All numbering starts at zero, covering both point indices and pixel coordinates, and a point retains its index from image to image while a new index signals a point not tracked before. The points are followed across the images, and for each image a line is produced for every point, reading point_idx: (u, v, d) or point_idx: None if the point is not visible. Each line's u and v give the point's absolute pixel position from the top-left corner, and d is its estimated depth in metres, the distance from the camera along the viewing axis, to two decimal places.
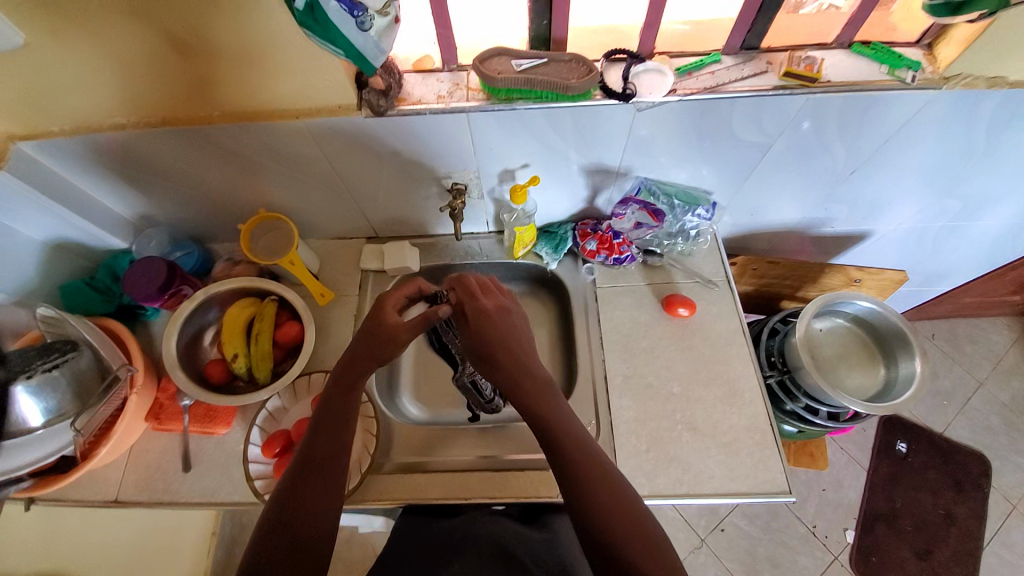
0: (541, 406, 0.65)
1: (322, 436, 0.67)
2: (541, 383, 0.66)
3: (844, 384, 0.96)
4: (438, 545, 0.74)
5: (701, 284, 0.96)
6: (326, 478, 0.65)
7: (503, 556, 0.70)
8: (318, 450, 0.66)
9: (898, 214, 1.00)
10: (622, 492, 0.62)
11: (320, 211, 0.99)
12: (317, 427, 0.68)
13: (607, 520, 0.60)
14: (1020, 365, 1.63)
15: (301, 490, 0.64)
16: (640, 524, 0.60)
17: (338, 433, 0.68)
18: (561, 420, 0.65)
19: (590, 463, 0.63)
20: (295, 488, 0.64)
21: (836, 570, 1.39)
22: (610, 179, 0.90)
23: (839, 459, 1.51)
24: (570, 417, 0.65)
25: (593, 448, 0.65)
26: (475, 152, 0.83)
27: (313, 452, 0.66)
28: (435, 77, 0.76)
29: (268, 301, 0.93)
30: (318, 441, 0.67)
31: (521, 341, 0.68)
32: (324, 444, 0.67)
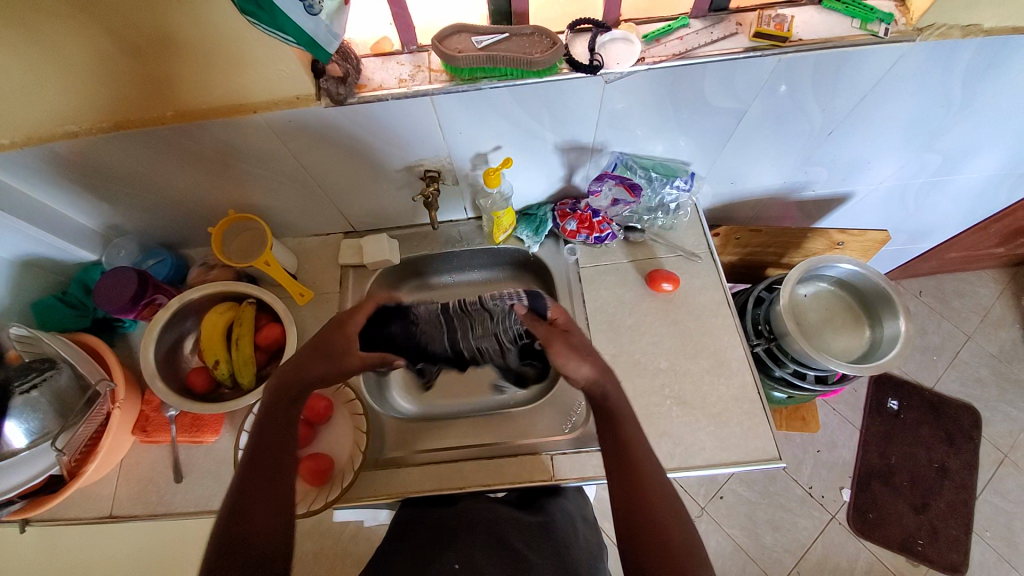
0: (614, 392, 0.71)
1: (270, 445, 0.67)
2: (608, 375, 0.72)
3: (831, 347, 0.96)
4: (436, 532, 0.74)
5: (684, 258, 0.95)
6: (274, 489, 0.65)
7: (498, 542, 0.71)
8: (267, 461, 0.66)
9: (879, 172, 0.98)
10: (655, 478, 0.65)
11: (292, 208, 0.97)
12: (263, 437, 0.68)
13: (639, 498, 0.63)
14: (1007, 316, 1.65)
15: (249, 493, 0.63)
16: (665, 510, 0.63)
17: (286, 442, 0.68)
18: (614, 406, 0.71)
19: (634, 444, 0.68)
20: (242, 500, 0.63)
21: (834, 528, 1.42)
22: (585, 156, 0.88)
23: (832, 420, 1.54)
24: (610, 399, 0.71)
25: (638, 436, 0.69)
26: (444, 136, 0.80)
27: (261, 462, 0.66)
28: (395, 60, 0.73)
29: (246, 304, 0.91)
30: (263, 452, 0.67)
31: (568, 346, 0.71)
32: (272, 454, 0.67)
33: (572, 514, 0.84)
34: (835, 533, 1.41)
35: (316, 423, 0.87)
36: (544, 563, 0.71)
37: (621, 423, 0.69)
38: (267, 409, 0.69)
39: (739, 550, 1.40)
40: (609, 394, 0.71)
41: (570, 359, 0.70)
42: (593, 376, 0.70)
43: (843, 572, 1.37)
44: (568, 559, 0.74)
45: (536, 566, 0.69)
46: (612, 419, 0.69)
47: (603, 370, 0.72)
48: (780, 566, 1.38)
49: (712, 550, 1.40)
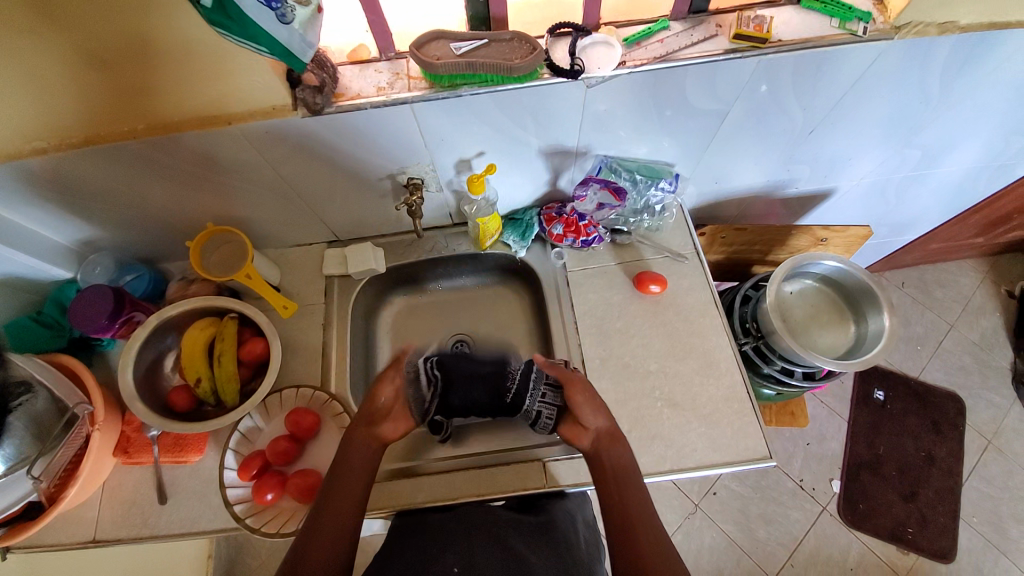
0: (609, 446, 0.74)
1: (340, 479, 0.71)
2: (610, 434, 0.75)
3: (817, 344, 0.97)
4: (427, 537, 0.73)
5: (671, 259, 0.95)
6: (336, 521, 0.67)
7: (499, 543, 0.71)
8: (335, 496, 0.69)
9: (860, 168, 0.99)
10: (649, 525, 0.68)
11: (274, 219, 0.94)
12: (332, 474, 0.71)
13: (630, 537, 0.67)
14: (987, 305, 1.68)
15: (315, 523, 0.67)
16: (654, 551, 0.65)
17: (355, 477, 0.71)
18: (608, 454, 0.74)
19: (628, 487, 0.71)
20: (316, 516, 0.67)
21: (826, 519, 1.43)
22: (569, 160, 0.87)
23: (820, 412, 1.56)
24: (620, 449, 0.74)
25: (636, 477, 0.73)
26: (426, 144, 0.79)
27: (331, 496, 0.69)
28: (373, 68, 0.72)
29: (228, 319, 0.88)
30: (331, 486, 0.70)
31: (590, 399, 0.77)
32: (341, 489, 0.70)
33: (573, 514, 0.83)
34: (827, 524, 1.43)
35: (303, 439, 0.85)
36: (545, 565, 0.70)
37: (618, 478, 0.72)
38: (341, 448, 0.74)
39: (733, 545, 1.41)
40: (618, 444, 0.75)
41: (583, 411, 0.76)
42: (605, 432, 0.75)
43: (835, 563, 1.39)
44: (568, 559, 0.73)
45: (533, 565, 0.69)
46: (613, 467, 0.72)
47: (614, 429, 0.76)
48: (774, 559, 1.39)
49: (706, 546, 1.41)
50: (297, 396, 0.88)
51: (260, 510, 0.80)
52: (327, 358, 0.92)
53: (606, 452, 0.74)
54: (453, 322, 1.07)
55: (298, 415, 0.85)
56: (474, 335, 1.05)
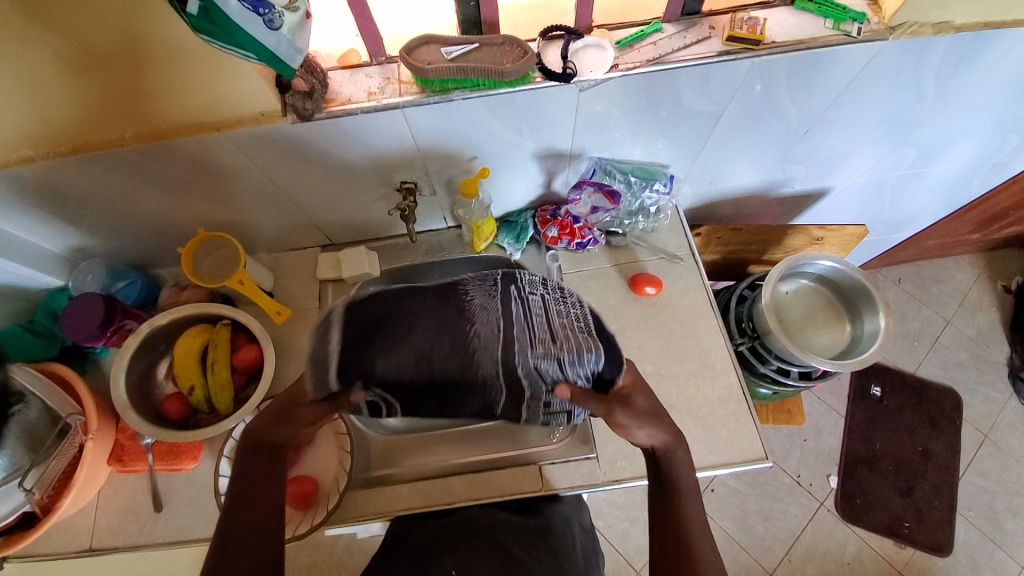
0: (674, 456, 0.70)
1: (250, 493, 0.64)
2: (673, 436, 0.71)
3: (812, 344, 0.97)
4: (428, 539, 0.73)
5: (666, 260, 0.94)
6: (259, 524, 0.62)
7: (497, 549, 0.71)
8: (249, 501, 0.63)
9: (855, 167, 0.99)
10: (704, 542, 0.64)
11: (267, 224, 0.94)
12: (240, 490, 0.64)
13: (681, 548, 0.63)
14: (983, 300, 1.69)
15: (231, 540, 0.61)
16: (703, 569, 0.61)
17: (270, 484, 0.66)
18: (671, 459, 0.70)
19: (684, 498, 0.67)
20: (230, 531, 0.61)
21: (823, 515, 1.44)
22: (564, 162, 0.87)
23: (817, 409, 1.56)
24: (680, 458, 0.70)
25: (689, 482, 0.69)
26: (418, 148, 0.78)
27: (242, 515, 0.62)
28: (364, 73, 0.71)
29: (221, 327, 0.88)
30: (242, 496, 0.64)
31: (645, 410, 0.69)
32: (252, 505, 0.63)
33: (571, 521, 0.83)
34: (825, 519, 1.44)
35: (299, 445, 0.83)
36: (542, 569, 0.70)
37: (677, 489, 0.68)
38: (243, 461, 0.66)
39: (731, 541, 1.41)
40: (676, 456, 0.70)
41: (637, 427, 0.68)
42: (665, 438, 0.70)
43: (833, 559, 1.40)
44: (565, 564, 0.74)
45: (528, 567, 0.70)
46: (671, 479, 0.69)
47: (675, 437, 0.70)
48: (772, 554, 1.40)
49: None
50: None
51: None
52: None
53: (667, 463, 0.70)
54: None
55: None
56: None
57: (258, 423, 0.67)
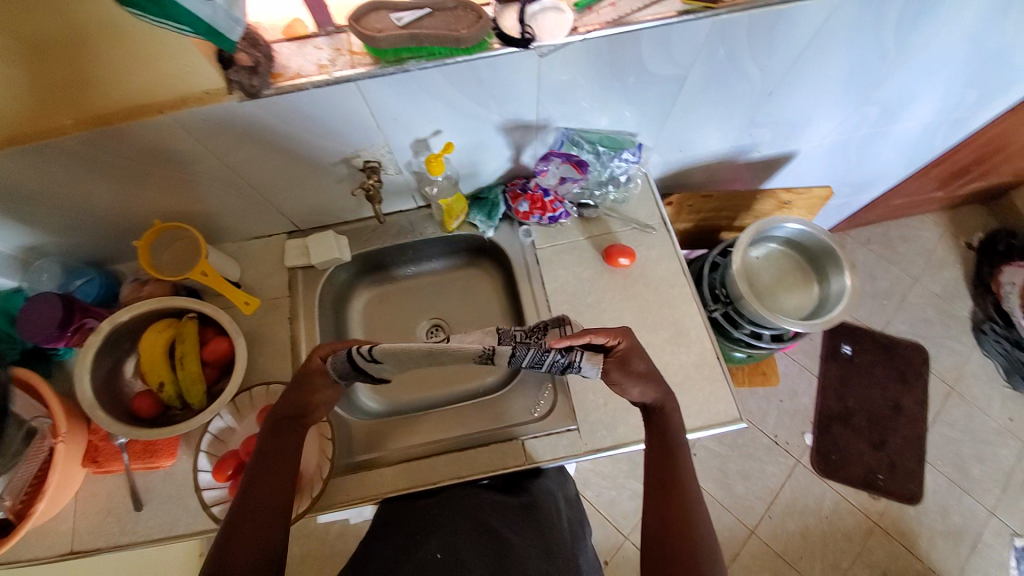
0: (670, 420, 0.71)
1: (264, 471, 0.65)
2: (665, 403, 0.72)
3: (782, 306, 0.99)
4: (416, 522, 0.74)
5: (639, 230, 0.94)
6: (267, 501, 0.63)
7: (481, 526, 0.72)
8: (262, 481, 0.65)
9: (821, 128, 1.00)
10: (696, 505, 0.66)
11: (227, 211, 0.90)
12: (257, 467, 0.66)
13: (673, 508, 0.66)
14: (949, 257, 1.74)
15: (242, 516, 0.62)
16: (692, 532, 0.64)
17: (282, 467, 0.67)
18: (667, 422, 0.71)
19: (678, 462, 0.69)
20: (241, 508, 0.62)
21: (800, 472, 1.50)
22: (531, 134, 0.85)
23: (791, 370, 1.61)
24: (672, 414, 0.72)
25: (684, 449, 0.71)
26: (378, 124, 0.75)
27: (253, 488, 0.64)
28: (312, 44, 0.67)
29: (186, 320, 0.85)
30: (255, 475, 0.65)
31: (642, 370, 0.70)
32: (264, 483, 0.64)
33: (555, 493, 0.84)
34: (802, 475, 1.50)
35: None
36: (525, 544, 0.71)
37: (670, 451, 0.70)
38: (265, 439, 0.68)
39: (714, 502, 1.47)
40: (671, 417, 0.72)
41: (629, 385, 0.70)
42: (656, 402, 0.71)
43: (810, 512, 1.46)
44: (550, 540, 0.74)
45: (514, 545, 0.70)
46: (664, 440, 0.71)
47: (663, 401, 0.72)
48: (753, 512, 1.46)
49: None
50: (268, 393, 0.85)
51: None
52: (297, 352, 0.89)
53: (663, 427, 0.71)
54: (425, 308, 1.05)
55: None
56: (449, 319, 1.04)
57: (279, 402, 0.69)
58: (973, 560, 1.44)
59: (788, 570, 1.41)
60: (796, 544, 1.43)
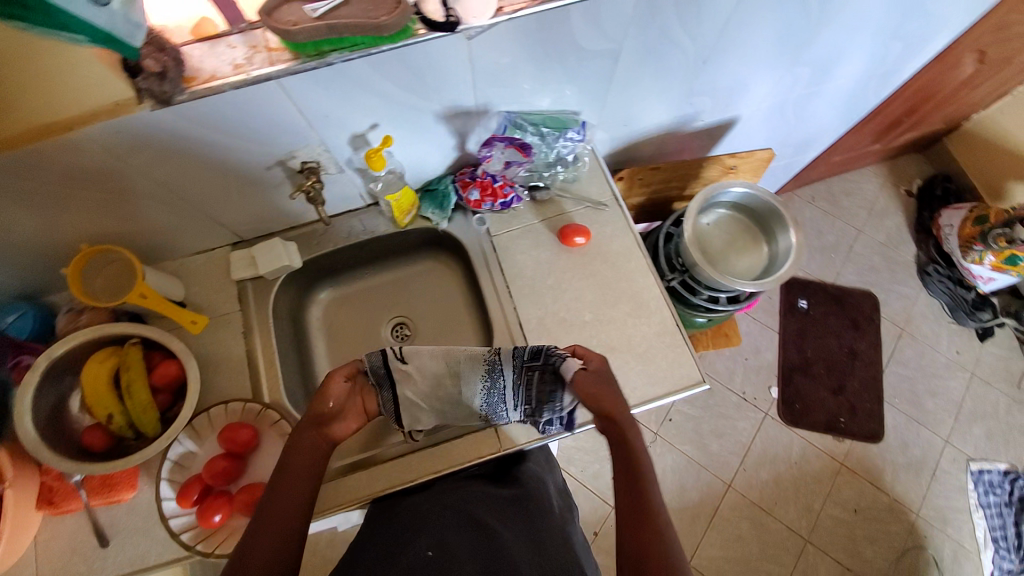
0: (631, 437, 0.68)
1: (283, 483, 0.64)
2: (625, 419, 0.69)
3: (735, 268, 1.02)
4: (406, 521, 0.72)
5: (592, 208, 0.94)
6: (282, 512, 0.61)
7: (469, 520, 0.70)
8: (280, 493, 0.63)
9: (757, 93, 1.02)
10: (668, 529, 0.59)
11: (161, 228, 0.85)
12: (275, 481, 0.64)
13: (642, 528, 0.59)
14: (890, 205, 1.83)
15: (257, 531, 0.59)
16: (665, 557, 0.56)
17: (304, 479, 0.65)
18: (630, 439, 0.68)
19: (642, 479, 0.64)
20: (258, 520, 0.60)
21: (769, 424, 1.57)
22: (473, 121, 0.84)
23: (753, 329, 1.67)
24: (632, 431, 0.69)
25: (649, 466, 0.66)
26: (310, 122, 0.72)
27: (271, 502, 0.62)
28: (225, 43, 0.63)
29: (130, 346, 0.81)
30: (274, 487, 0.63)
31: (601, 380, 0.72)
32: (284, 496, 0.63)
33: (545, 481, 0.84)
34: (771, 427, 1.57)
35: (242, 452, 0.80)
36: (517, 535, 0.69)
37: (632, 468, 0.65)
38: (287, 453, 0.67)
39: (692, 463, 1.52)
40: (631, 431, 0.68)
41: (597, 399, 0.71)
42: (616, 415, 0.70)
43: (782, 460, 1.54)
44: (542, 526, 0.73)
45: (505, 536, 0.68)
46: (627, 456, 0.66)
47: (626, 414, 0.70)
48: (728, 467, 1.52)
49: (669, 467, 1.52)
50: (227, 413, 0.82)
51: (210, 534, 0.76)
52: (255, 368, 0.86)
53: (624, 443, 0.67)
54: (386, 307, 1.03)
55: (232, 431, 0.79)
56: (413, 316, 1.03)
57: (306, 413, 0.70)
58: (934, 487, 1.54)
59: (767, 518, 1.48)
60: (772, 492, 1.51)
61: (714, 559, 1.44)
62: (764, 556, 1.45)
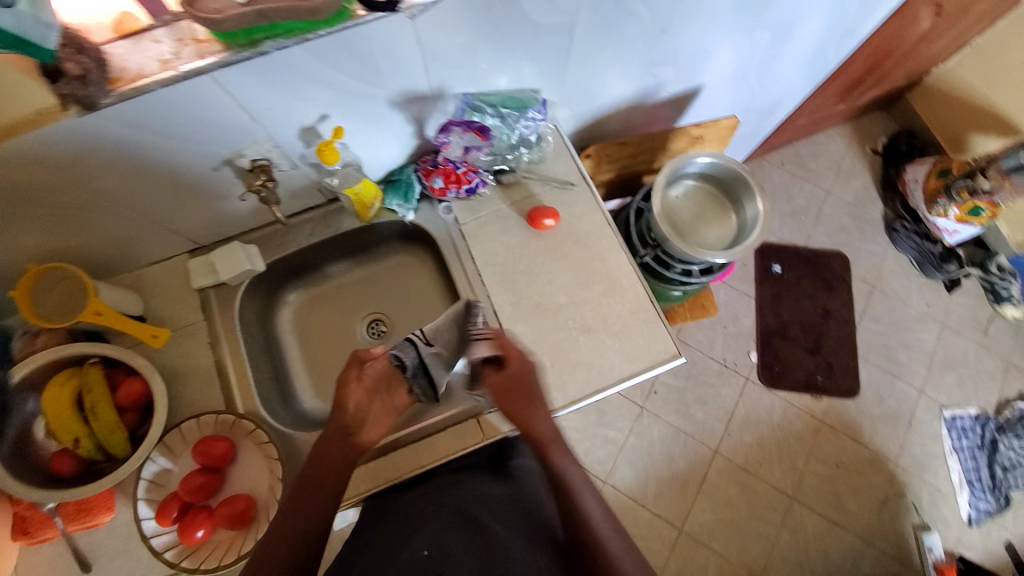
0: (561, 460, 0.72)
1: (312, 481, 0.66)
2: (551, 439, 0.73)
3: (706, 240, 1.02)
4: (396, 530, 0.67)
5: (560, 188, 0.92)
6: (303, 513, 0.64)
7: (464, 519, 0.67)
8: (308, 491, 0.66)
9: (718, 60, 1.01)
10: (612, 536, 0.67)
11: (109, 240, 0.81)
12: (303, 483, 0.66)
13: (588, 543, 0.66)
14: (856, 165, 1.86)
15: (279, 529, 0.63)
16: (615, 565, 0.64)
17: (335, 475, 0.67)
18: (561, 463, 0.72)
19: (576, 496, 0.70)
20: (284, 516, 0.64)
21: (750, 388, 1.61)
22: (429, 105, 0.81)
23: (731, 297, 1.69)
24: (561, 453, 0.73)
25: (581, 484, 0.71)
26: (253, 118, 0.69)
27: (300, 498, 0.65)
28: (149, 38, 0.59)
29: (89, 366, 0.77)
30: (302, 487, 0.66)
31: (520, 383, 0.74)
32: (311, 495, 0.65)
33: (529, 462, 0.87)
34: (752, 391, 1.60)
35: (219, 466, 0.78)
36: (511, 534, 0.67)
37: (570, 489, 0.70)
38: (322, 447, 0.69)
39: (679, 432, 1.55)
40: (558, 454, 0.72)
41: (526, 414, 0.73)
42: (545, 437, 0.73)
43: (764, 422, 1.58)
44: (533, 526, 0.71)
45: (501, 537, 0.65)
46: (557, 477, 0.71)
47: (554, 437, 0.73)
48: (714, 433, 1.56)
49: (657, 439, 1.54)
50: (200, 426, 0.78)
51: (194, 550, 0.75)
52: (226, 378, 0.83)
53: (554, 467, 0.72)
54: (359, 305, 1.01)
55: (207, 444, 0.77)
56: (387, 311, 1.01)
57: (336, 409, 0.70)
58: (910, 436, 1.60)
59: (753, 479, 1.53)
60: (756, 453, 1.55)
61: (705, 523, 1.48)
62: (752, 516, 1.49)
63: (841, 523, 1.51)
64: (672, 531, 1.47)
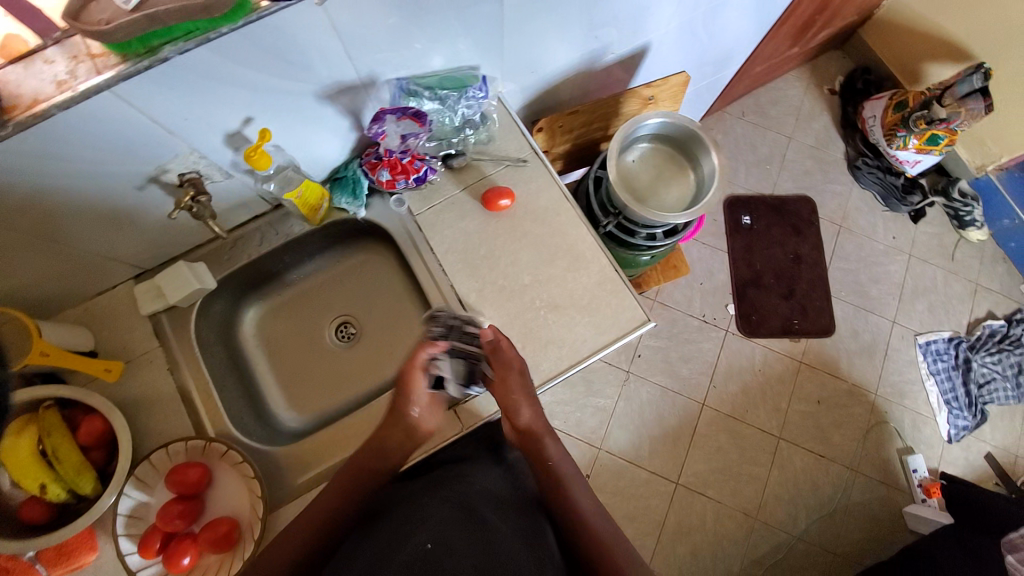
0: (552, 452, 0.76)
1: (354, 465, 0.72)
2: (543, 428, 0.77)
3: (666, 202, 1.01)
4: (392, 521, 0.61)
5: (512, 166, 0.90)
6: (340, 494, 0.70)
7: (468, 511, 0.63)
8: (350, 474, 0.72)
9: (662, 16, 0.98)
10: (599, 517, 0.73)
11: (43, 279, 0.76)
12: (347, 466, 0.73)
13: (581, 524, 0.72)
14: (815, 107, 1.85)
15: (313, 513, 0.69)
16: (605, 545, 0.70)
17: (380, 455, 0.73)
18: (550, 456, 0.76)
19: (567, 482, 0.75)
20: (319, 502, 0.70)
21: (731, 340, 1.63)
22: (361, 94, 0.77)
23: (704, 253, 1.70)
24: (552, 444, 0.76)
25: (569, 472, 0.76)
26: (170, 129, 0.64)
27: (337, 484, 0.71)
28: (38, 59, 0.54)
29: (43, 411, 0.73)
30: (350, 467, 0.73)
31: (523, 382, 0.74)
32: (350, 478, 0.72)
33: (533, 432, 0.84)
34: (733, 343, 1.63)
35: (196, 492, 0.76)
36: (511, 529, 0.65)
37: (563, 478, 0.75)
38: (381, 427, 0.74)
39: (666, 391, 1.58)
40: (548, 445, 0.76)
41: (519, 405, 0.74)
42: (539, 429, 0.76)
43: (747, 370, 1.61)
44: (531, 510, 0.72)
45: (502, 534, 0.62)
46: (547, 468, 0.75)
47: (545, 427, 0.76)
48: (700, 388, 1.59)
49: (646, 400, 1.57)
50: (170, 455, 0.76)
51: None
52: (192, 403, 0.81)
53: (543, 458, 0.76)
54: (323, 309, 0.98)
55: (180, 472, 0.74)
56: (355, 312, 0.98)
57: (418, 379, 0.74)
58: (887, 366, 1.65)
59: (741, 426, 1.57)
60: (742, 401, 1.59)
61: (699, 473, 1.52)
62: (743, 460, 1.54)
63: (828, 456, 1.57)
64: (669, 485, 1.51)
